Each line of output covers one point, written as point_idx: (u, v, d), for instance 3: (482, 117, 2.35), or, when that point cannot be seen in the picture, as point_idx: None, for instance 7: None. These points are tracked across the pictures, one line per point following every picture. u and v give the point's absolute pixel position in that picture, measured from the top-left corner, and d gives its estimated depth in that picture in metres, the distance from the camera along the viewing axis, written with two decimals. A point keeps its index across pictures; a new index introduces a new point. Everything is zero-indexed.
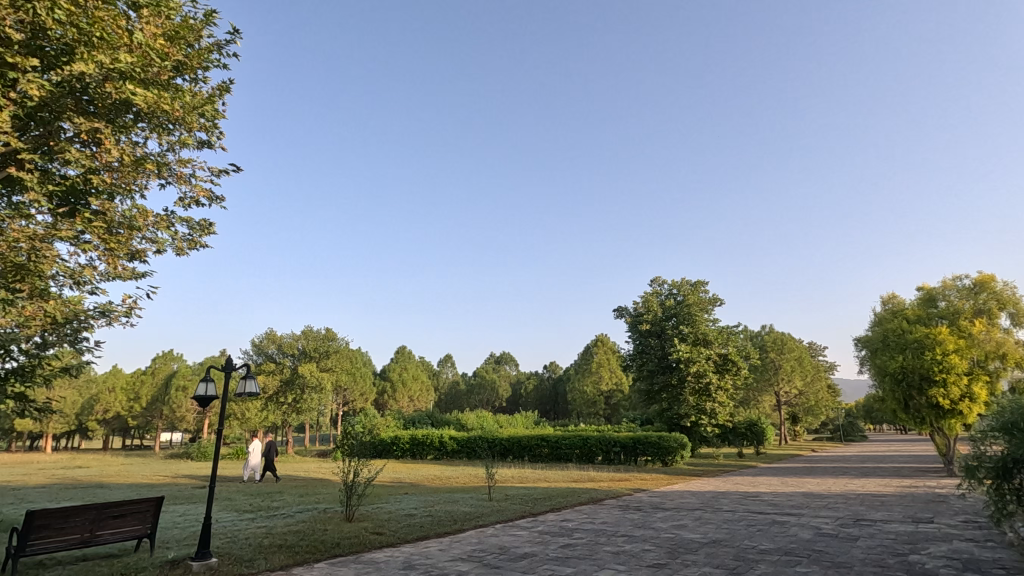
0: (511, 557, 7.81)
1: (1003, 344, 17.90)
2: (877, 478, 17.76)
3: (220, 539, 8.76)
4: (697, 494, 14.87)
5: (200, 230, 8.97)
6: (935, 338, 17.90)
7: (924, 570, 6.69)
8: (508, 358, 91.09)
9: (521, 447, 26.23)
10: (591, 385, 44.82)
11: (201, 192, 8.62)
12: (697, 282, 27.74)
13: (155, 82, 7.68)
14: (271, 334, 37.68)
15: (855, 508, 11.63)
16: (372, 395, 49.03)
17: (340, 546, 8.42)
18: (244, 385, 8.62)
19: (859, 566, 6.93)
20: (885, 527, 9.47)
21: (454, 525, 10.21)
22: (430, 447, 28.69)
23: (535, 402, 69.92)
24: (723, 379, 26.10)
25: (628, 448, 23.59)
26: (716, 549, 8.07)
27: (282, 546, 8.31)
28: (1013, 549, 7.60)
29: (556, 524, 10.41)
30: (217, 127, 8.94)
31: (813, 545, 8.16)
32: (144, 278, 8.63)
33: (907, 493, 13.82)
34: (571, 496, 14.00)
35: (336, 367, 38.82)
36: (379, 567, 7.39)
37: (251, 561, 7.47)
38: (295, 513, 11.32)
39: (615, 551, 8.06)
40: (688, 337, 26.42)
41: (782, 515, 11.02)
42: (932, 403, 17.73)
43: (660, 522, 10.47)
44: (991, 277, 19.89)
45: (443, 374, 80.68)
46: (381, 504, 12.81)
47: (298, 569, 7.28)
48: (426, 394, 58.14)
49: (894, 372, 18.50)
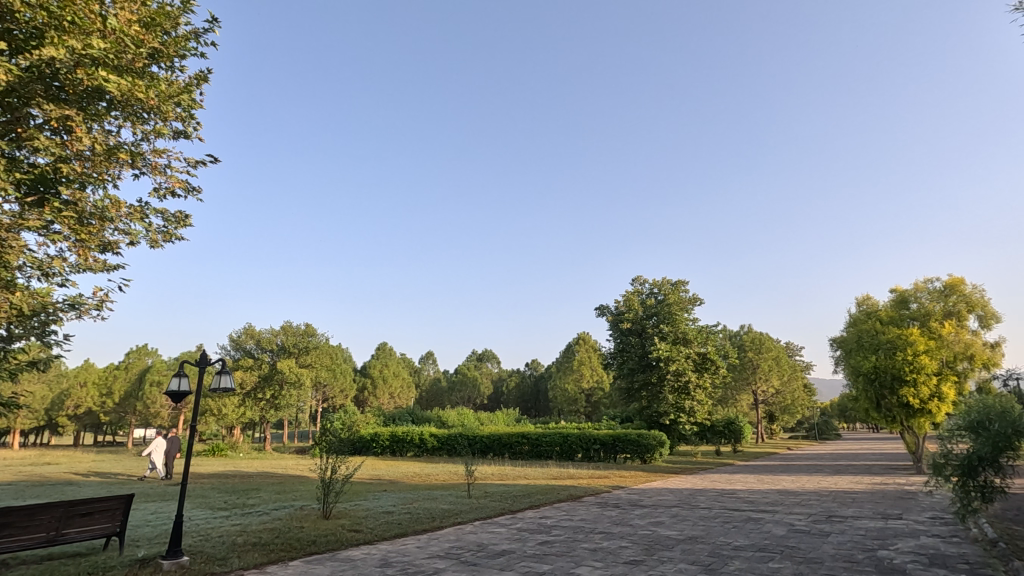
0: (489, 555, 7.78)
1: (971, 345, 18.40)
2: (848, 476, 18.14)
3: (192, 537, 8.58)
4: (675, 491, 15.04)
5: (176, 222, 8.72)
6: (906, 338, 18.35)
7: (892, 566, 6.83)
8: (490, 355, 91.00)
9: (501, 445, 26.18)
10: (572, 383, 45.04)
11: (177, 183, 8.38)
12: (677, 281, 28.07)
13: (129, 69, 7.44)
14: (249, 329, 37.21)
15: (828, 505, 11.85)
16: (352, 392, 48.67)
17: (316, 545, 8.30)
18: (218, 380, 8.41)
19: (830, 562, 7.03)
20: (855, 523, 9.66)
21: (432, 523, 10.13)
22: (410, 445, 28.56)
23: (517, 399, 70.03)
24: (702, 377, 26.46)
25: (607, 446, 23.76)
26: (692, 546, 8.14)
27: (256, 545, 8.16)
28: (977, 545, 7.83)
29: (535, 522, 10.41)
30: (194, 118, 8.66)
31: (786, 542, 8.29)
32: (117, 270, 8.37)
33: (878, 490, 14.15)
34: (549, 493, 14.07)
35: (316, 364, 38.34)
36: (355, 565, 7.31)
37: (225, 560, 7.34)
38: (271, 511, 11.15)
39: (592, 548, 8.10)
40: (668, 335, 26.70)
41: (757, 512, 11.20)
42: (903, 403, 18.20)
43: (637, 519, 10.57)
44: (961, 280, 20.31)
45: (425, 372, 80.21)
46: (359, 502, 12.59)
47: (272, 569, 7.14)
48: (406, 392, 57.84)
49: (867, 372, 18.91)
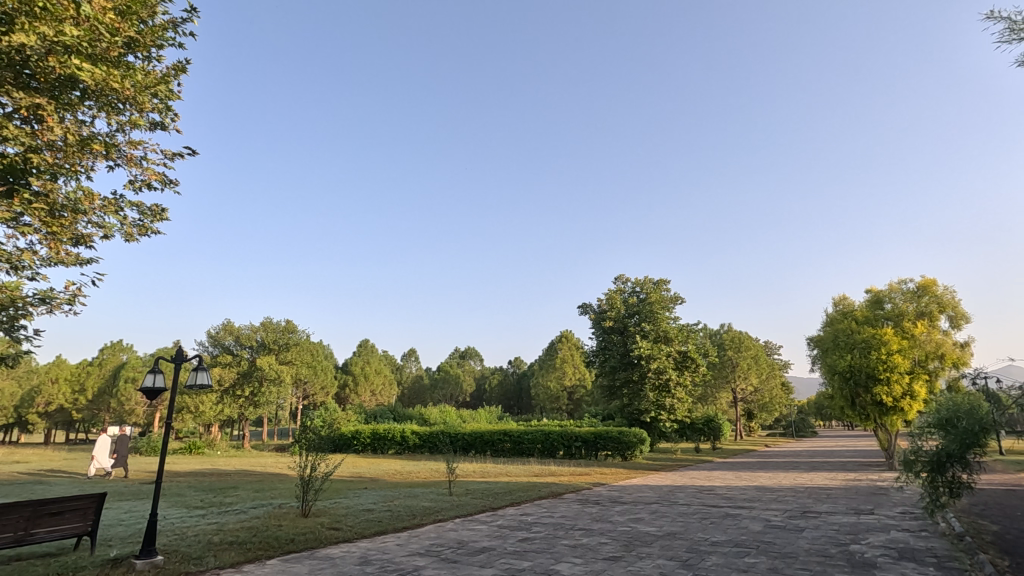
0: (470, 552, 7.77)
1: (942, 345, 18.85)
2: (823, 473, 18.52)
3: (168, 536, 8.44)
4: (655, 488, 15.18)
5: (152, 216, 8.53)
6: (880, 338, 18.77)
7: (864, 560, 6.99)
8: (472, 352, 90.92)
9: (483, 442, 26.17)
10: (555, 380, 45.22)
11: (154, 175, 8.20)
12: (659, 280, 28.33)
13: (104, 58, 7.27)
14: (228, 325, 36.72)
15: (804, 501, 12.08)
16: (333, 389, 48.19)
17: (294, 543, 8.21)
18: (195, 377, 8.27)
19: (804, 557, 7.17)
20: (829, 518, 9.86)
21: (413, 520, 10.11)
22: (392, 442, 28.43)
23: (499, 397, 70.16)
24: (682, 375, 26.77)
25: (589, 443, 23.89)
26: (670, 541, 8.25)
27: (232, 544, 8.04)
28: (945, 539, 8.04)
29: (515, 519, 10.43)
30: (172, 109, 8.46)
31: (762, 537, 8.44)
32: (90, 265, 8.16)
33: (851, 487, 14.46)
34: (530, 491, 14.12)
35: (297, 360, 37.71)
36: (334, 563, 7.26)
37: (201, 559, 7.24)
38: (248, 509, 11.03)
39: (572, 545, 8.14)
40: (650, 334, 26.96)
41: (735, 508, 11.36)
42: (876, 401, 18.63)
43: (617, 516, 10.65)
44: (934, 281, 20.75)
45: (407, 369, 79.83)
46: (340, 500, 12.54)
47: (248, 568, 7.05)
48: (388, 389, 57.54)
49: (842, 371, 19.32)
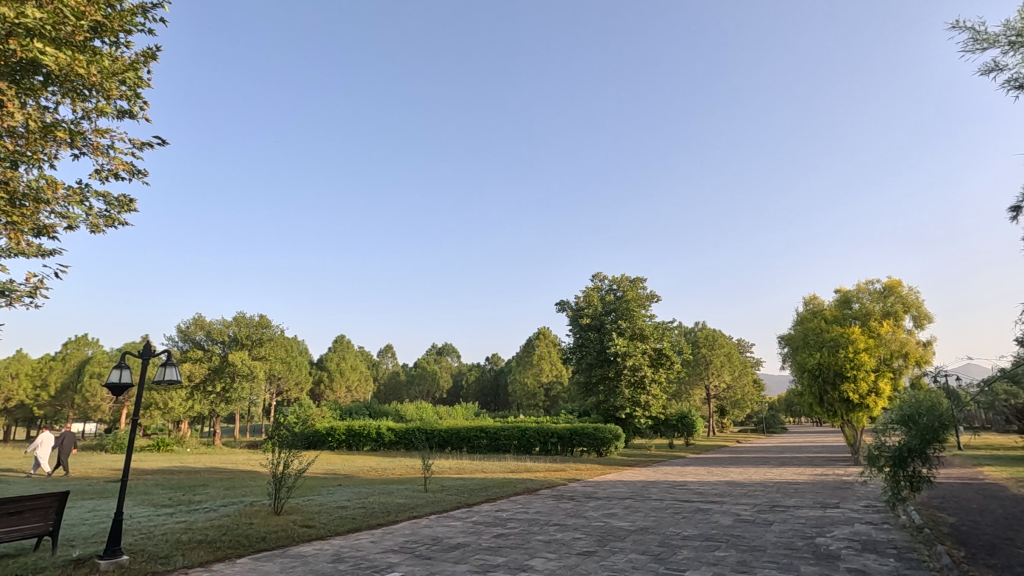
0: (444, 548, 7.77)
1: (906, 344, 19.46)
2: (792, 467, 18.99)
3: (134, 535, 8.23)
4: (629, 483, 15.38)
5: (119, 206, 8.28)
6: (848, 337, 19.30)
7: (828, 552, 7.20)
8: (449, 348, 90.62)
9: (460, 439, 26.16)
10: (532, 377, 45.36)
11: (121, 165, 7.95)
12: (636, 278, 28.64)
13: (69, 43, 7.00)
14: (199, 319, 35.74)
15: (773, 496, 12.37)
16: (307, 385, 47.51)
17: (265, 541, 8.10)
18: (163, 372, 8.04)
19: (771, 550, 7.35)
20: (796, 512, 10.11)
21: (387, 517, 10.05)
22: (367, 439, 28.19)
23: (476, 393, 70.14)
24: (657, 372, 27.12)
25: (565, 439, 24.05)
26: (643, 536, 8.36)
27: (201, 543, 7.88)
28: (906, 531, 8.33)
29: (490, 515, 10.45)
30: (141, 97, 8.19)
31: (732, 531, 8.62)
32: (53, 256, 7.89)
33: (818, 481, 14.85)
34: (506, 487, 14.17)
35: (270, 356, 37.17)
36: (306, 561, 7.17)
37: (168, 558, 7.08)
38: (218, 507, 10.81)
39: (547, 540, 8.20)
40: (626, 331, 27.23)
41: (706, 503, 11.58)
42: (843, 398, 19.16)
43: (591, 511, 10.76)
44: (899, 282, 21.37)
45: (383, 365, 79.25)
46: (313, 497, 12.39)
47: (217, 567, 6.93)
48: (364, 385, 57.02)
49: (812, 368, 19.82)
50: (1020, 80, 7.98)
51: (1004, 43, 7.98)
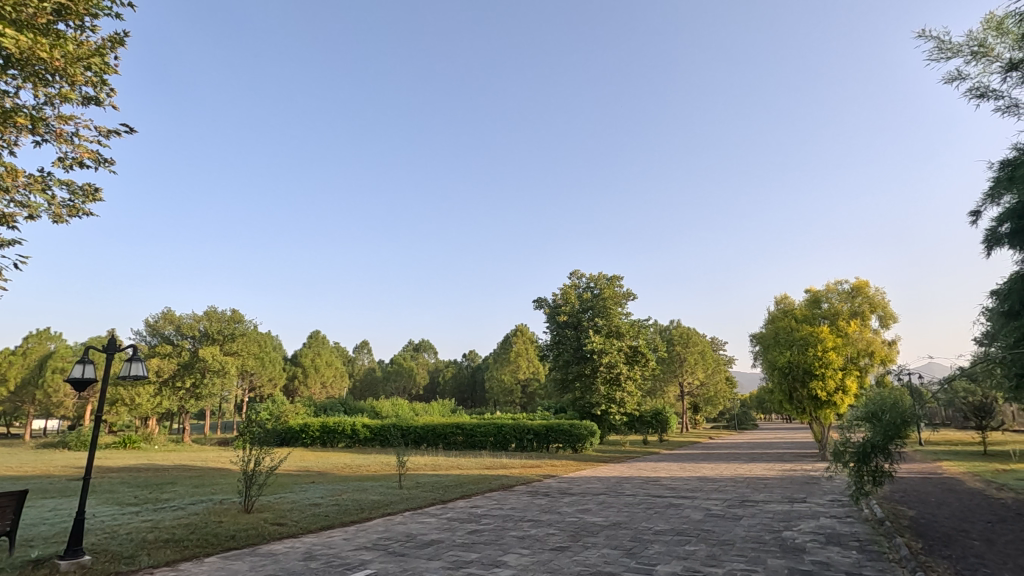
0: (417, 545, 7.74)
1: (872, 343, 19.99)
2: (762, 464, 19.42)
3: (96, 535, 8.00)
4: (603, 479, 15.56)
5: (84, 196, 7.99)
6: (817, 336, 19.83)
7: (794, 545, 7.37)
8: (426, 345, 90.24)
9: (436, 435, 26.05)
10: (509, 374, 45.46)
11: (86, 153, 7.70)
12: (613, 276, 28.82)
13: (30, 25, 6.75)
14: (168, 313, 35.05)
15: (743, 491, 12.65)
16: (281, 381, 46.71)
17: (234, 540, 7.95)
18: (129, 368, 7.82)
19: (740, 544, 7.50)
20: (764, 507, 10.36)
21: (361, 514, 9.98)
22: (341, 436, 27.91)
23: (453, 390, 69.85)
24: (632, 369, 27.40)
25: (541, 436, 24.17)
26: (615, 531, 8.46)
27: (167, 542, 7.70)
28: (868, 524, 8.60)
29: (465, 511, 10.45)
30: (107, 84, 7.91)
31: (702, 526, 8.78)
32: (13, 245, 7.61)
33: (786, 476, 15.24)
34: (481, 483, 14.22)
35: (242, 351, 36.51)
36: (277, 559, 7.07)
37: (133, 557, 6.91)
38: (186, 506, 10.60)
39: (520, 536, 8.23)
40: (602, 328, 27.47)
41: (677, 498, 11.78)
42: (811, 395, 19.70)
43: (566, 507, 10.85)
44: (867, 283, 21.80)
45: (359, 362, 78.57)
46: (285, 495, 12.20)
47: (184, 566, 6.79)
48: (339, 382, 56.41)
49: (782, 366, 20.34)
50: (981, 89, 8.31)
51: (967, 52, 8.30)
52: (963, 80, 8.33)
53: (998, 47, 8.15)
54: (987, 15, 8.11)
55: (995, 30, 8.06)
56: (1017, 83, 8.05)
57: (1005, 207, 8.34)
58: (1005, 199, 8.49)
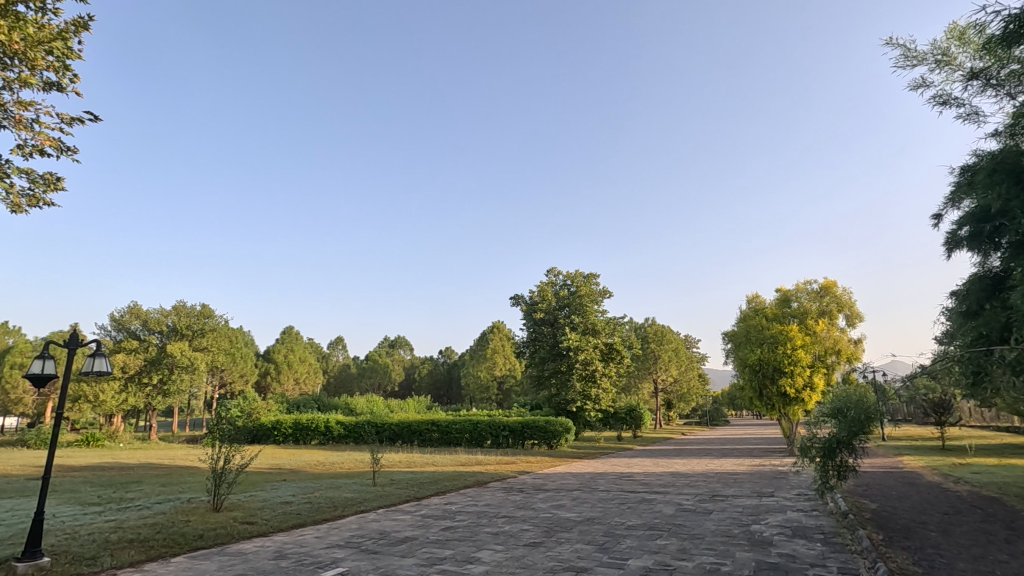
0: (391, 542, 7.69)
1: (839, 342, 20.57)
2: (732, 459, 19.82)
3: (56, 536, 7.74)
4: (578, 475, 15.67)
5: (45, 184, 7.70)
6: (787, 334, 20.35)
7: (762, 539, 7.55)
8: (402, 341, 89.53)
9: (411, 432, 25.91)
10: (485, 370, 45.44)
11: (47, 141, 7.41)
12: (589, 274, 29.01)
13: None
14: (134, 308, 34.07)
15: (713, 486, 12.89)
16: (253, 377, 45.82)
17: (202, 540, 7.77)
18: (91, 364, 7.58)
19: (709, 538, 7.65)
20: (734, 501, 10.59)
21: (333, 512, 9.87)
22: (315, 432, 27.55)
23: (429, 387, 69.54)
24: (607, 366, 27.65)
25: (516, 432, 24.24)
26: (589, 526, 8.54)
27: (131, 542, 7.49)
28: (832, 517, 8.86)
29: (439, 508, 10.42)
30: (70, 69, 7.61)
31: (674, 520, 8.92)
32: None
33: (756, 471, 15.59)
34: (456, 480, 14.20)
35: (212, 347, 35.68)
36: (245, 559, 6.94)
37: (95, 559, 6.71)
38: (152, 505, 10.33)
39: (494, 532, 8.25)
40: (578, 326, 27.67)
41: (650, 493, 11.96)
42: (781, 392, 20.21)
43: (540, 503, 10.91)
44: (834, 283, 22.37)
45: (333, 358, 77.64)
46: (255, 493, 11.98)
47: (149, 567, 6.62)
48: (313, 378, 55.63)
49: (752, 363, 20.80)
50: (943, 97, 8.60)
51: (931, 60, 8.57)
52: (927, 87, 8.60)
53: (960, 56, 8.44)
54: (950, 25, 8.41)
55: (957, 39, 8.36)
56: (977, 92, 8.35)
57: (965, 211, 8.63)
58: (965, 204, 8.80)
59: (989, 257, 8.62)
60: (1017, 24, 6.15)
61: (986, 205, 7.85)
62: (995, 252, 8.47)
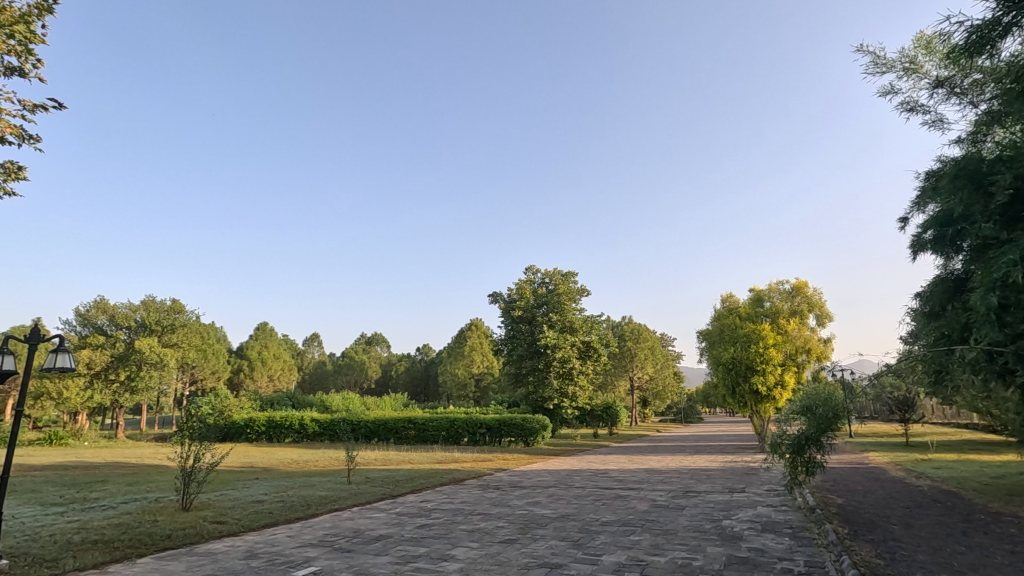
0: (365, 541, 7.63)
1: (810, 341, 21.06)
2: (705, 455, 20.16)
3: (15, 538, 7.48)
4: (554, 472, 15.76)
5: (5, 173, 7.43)
6: (759, 333, 20.79)
7: (733, 534, 7.69)
8: (379, 338, 88.77)
9: (387, 430, 25.71)
10: (462, 367, 45.33)
11: (9, 128, 7.15)
12: (567, 272, 29.14)
13: None
14: (101, 302, 33.11)
15: (686, 482, 13.10)
16: (225, 374, 44.92)
17: (169, 540, 7.60)
18: (54, 359, 7.32)
19: (681, 533, 7.78)
20: (706, 497, 10.77)
21: (307, 510, 9.75)
22: (289, 430, 27.15)
23: (406, 384, 69.12)
24: (584, 364, 27.84)
25: (493, 430, 24.26)
26: (564, 523, 8.60)
27: (96, 543, 7.29)
28: (801, 512, 9.08)
29: (415, 505, 10.38)
30: (34, 54, 7.35)
31: (648, 516, 9.05)
32: None
33: (727, 468, 15.86)
34: (432, 477, 14.15)
35: (183, 343, 34.91)
36: (215, 559, 6.81)
37: (56, 561, 6.50)
38: (118, 505, 10.05)
39: (469, 529, 8.24)
40: (556, 323, 27.77)
41: (625, 489, 12.10)
42: (753, 390, 20.64)
43: (516, 500, 10.95)
44: (806, 283, 22.85)
45: (308, 355, 76.60)
46: (226, 492, 11.77)
47: (113, 568, 6.44)
48: (287, 375, 54.80)
49: (726, 362, 21.20)
50: (910, 104, 8.86)
51: (899, 68, 8.83)
52: (895, 93, 8.86)
53: (926, 64, 8.70)
54: (917, 34, 8.68)
55: (924, 48, 8.63)
56: (942, 100, 8.61)
57: (929, 214, 8.89)
58: (930, 208, 9.08)
59: (952, 260, 8.90)
60: (978, 34, 6.35)
61: (950, 210, 8.09)
62: (958, 255, 8.74)
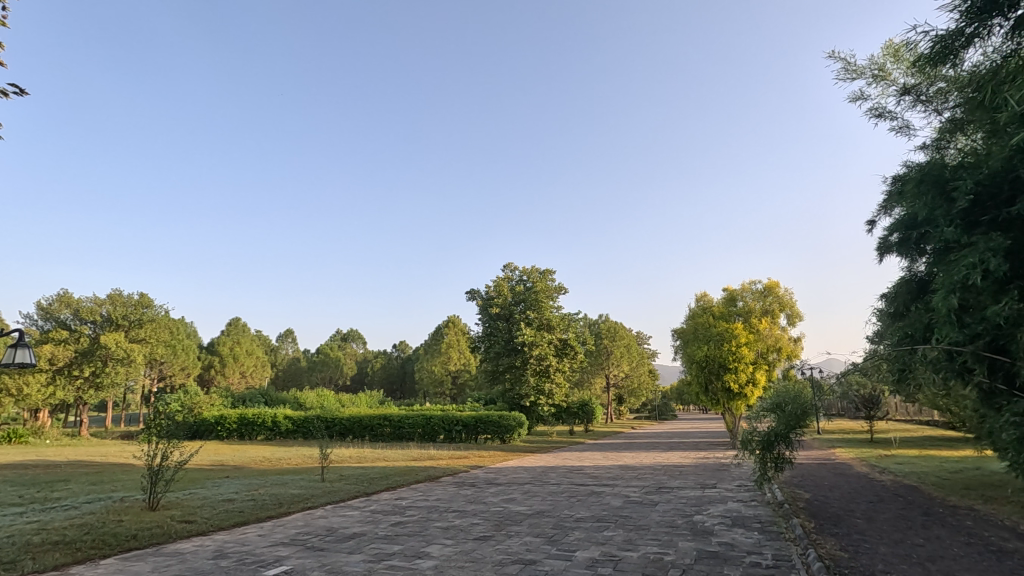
0: (338, 539, 7.56)
1: (780, 340, 21.53)
2: (678, 452, 20.48)
3: None
4: (529, 469, 15.82)
5: None
6: (731, 332, 21.18)
7: (704, 529, 7.83)
8: (354, 335, 87.79)
9: (362, 427, 25.47)
10: (439, 365, 45.14)
11: None
12: (545, 270, 29.22)
13: None
14: (64, 296, 32.16)
15: (660, 478, 13.29)
16: (195, 371, 43.90)
17: (135, 540, 7.41)
18: (14, 355, 7.05)
19: (654, 528, 7.90)
20: (678, 493, 10.95)
21: (278, 509, 9.60)
22: (261, 428, 26.67)
23: (381, 380, 68.55)
24: (561, 362, 27.99)
25: (469, 427, 24.21)
26: (538, 519, 8.65)
27: (56, 545, 7.05)
28: (769, 507, 9.29)
29: (389, 503, 10.31)
30: None
31: (621, 512, 9.17)
32: None
33: (700, 464, 16.15)
34: (407, 475, 14.07)
35: (150, 339, 34.06)
36: (183, 559, 6.66)
37: (13, 563, 6.27)
38: (80, 505, 9.73)
39: (444, 527, 8.23)
40: (533, 321, 27.85)
41: (599, 486, 12.22)
42: (725, 387, 21.00)
43: (491, 497, 10.97)
44: (777, 283, 23.34)
45: (282, 352, 75.34)
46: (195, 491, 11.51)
47: (76, 569, 6.25)
48: (260, 372, 53.84)
49: (699, 360, 21.55)
50: (878, 110, 9.13)
51: (868, 75, 9.07)
52: (864, 100, 9.11)
53: (894, 72, 8.96)
54: (885, 42, 8.94)
55: (891, 56, 8.89)
56: (908, 107, 8.88)
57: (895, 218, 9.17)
58: (896, 211, 9.36)
59: (916, 262, 9.19)
60: (942, 44, 6.56)
61: (914, 214, 8.36)
62: (921, 258, 9.05)
